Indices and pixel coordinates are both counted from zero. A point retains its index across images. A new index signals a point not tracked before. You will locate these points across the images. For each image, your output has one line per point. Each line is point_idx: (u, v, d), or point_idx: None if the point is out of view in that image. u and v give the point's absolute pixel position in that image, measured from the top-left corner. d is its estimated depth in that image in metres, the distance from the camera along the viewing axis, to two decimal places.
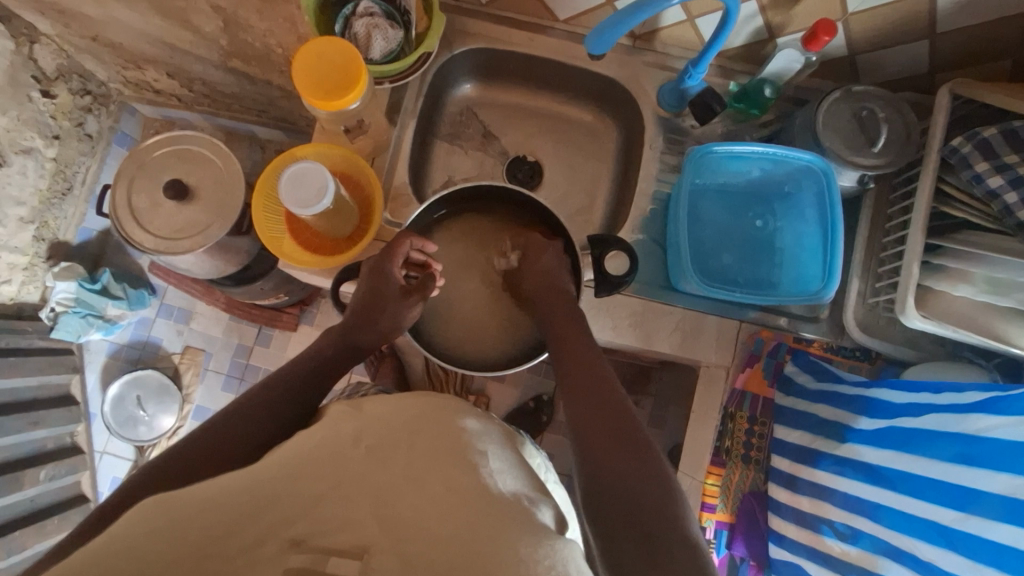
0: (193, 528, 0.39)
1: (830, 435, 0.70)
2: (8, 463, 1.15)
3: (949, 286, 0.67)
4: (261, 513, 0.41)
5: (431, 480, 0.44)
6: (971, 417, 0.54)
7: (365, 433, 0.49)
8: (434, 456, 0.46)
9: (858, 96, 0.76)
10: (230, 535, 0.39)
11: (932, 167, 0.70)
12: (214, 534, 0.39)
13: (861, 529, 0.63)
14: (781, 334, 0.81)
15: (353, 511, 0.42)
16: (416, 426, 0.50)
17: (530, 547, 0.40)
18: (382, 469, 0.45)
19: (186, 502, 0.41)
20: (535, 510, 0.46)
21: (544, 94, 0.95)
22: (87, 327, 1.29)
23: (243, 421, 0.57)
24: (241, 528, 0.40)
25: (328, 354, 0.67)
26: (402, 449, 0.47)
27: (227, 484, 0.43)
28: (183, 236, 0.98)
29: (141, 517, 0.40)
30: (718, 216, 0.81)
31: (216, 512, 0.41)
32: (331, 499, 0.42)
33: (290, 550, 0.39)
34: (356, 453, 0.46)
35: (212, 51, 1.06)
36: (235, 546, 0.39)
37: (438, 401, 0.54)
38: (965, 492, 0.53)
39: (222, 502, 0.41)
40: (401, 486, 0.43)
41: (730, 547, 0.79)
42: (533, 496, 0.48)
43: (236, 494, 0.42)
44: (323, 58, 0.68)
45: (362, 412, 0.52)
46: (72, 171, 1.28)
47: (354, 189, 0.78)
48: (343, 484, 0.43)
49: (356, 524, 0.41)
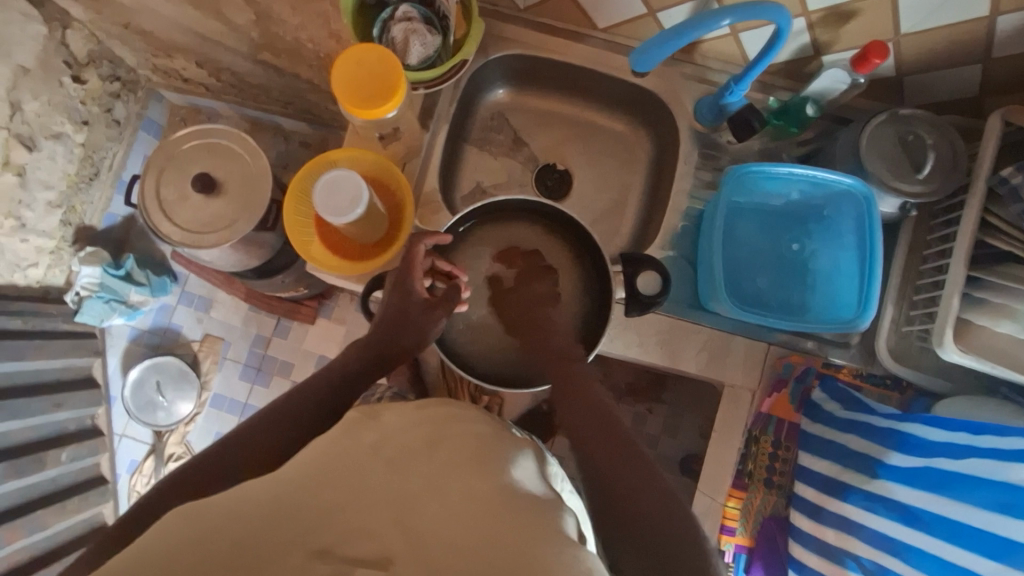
0: (221, 539, 0.39)
1: (860, 469, 0.68)
2: (31, 444, 1.18)
3: (992, 321, 0.66)
4: (282, 525, 0.40)
5: (450, 489, 0.44)
6: (1015, 467, 0.53)
7: (384, 445, 0.48)
8: (456, 464, 0.46)
9: (905, 120, 0.74)
10: (254, 545, 0.39)
11: (978, 196, 0.68)
12: (239, 545, 0.38)
13: (889, 567, 0.61)
14: (810, 359, 0.80)
15: (373, 519, 0.41)
16: (435, 436, 0.49)
17: (552, 553, 0.39)
18: (402, 482, 0.44)
19: (212, 510, 0.41)
20: (560, 519, 0.44)
21: (576, 101, 0.94)
22: (109, 311, 1.31)
23: (273, 430, 0.57)
24: (266, 536, 0.39)
25: (353, 369, 0.66)
26: (423, 457, 0.47)
27: (253, 491, 0.43)
28: (209, 230, 0.99)
29: (167, 529, 0.40)
30: (754, 237, 0.79)
31: (237, 523, 0.40)
32: (354, 507, 0.42)
33: (315, 560, 0.38)
34: (376, 464, 0.45)
35: (243, 43, 1.06)
36: (259, 556, 0.38)
37: (456, 414, 0.53)
38: (1004, 542, 0.52)
39: (240, 517, 0.41)
40: (421, 497, 0.43)
41: (747, 573, 0.78)
42: (556, 504, 0.47)
43: (258, 501, 0.42)
44: (362, 65, 0.67)
45: (377, 423, 0.51)
46: (99, 156, 1.29)
47: (385, 196, 0.77)
48: (365, 492, 0.43)
49: (378, 535, 0.40)
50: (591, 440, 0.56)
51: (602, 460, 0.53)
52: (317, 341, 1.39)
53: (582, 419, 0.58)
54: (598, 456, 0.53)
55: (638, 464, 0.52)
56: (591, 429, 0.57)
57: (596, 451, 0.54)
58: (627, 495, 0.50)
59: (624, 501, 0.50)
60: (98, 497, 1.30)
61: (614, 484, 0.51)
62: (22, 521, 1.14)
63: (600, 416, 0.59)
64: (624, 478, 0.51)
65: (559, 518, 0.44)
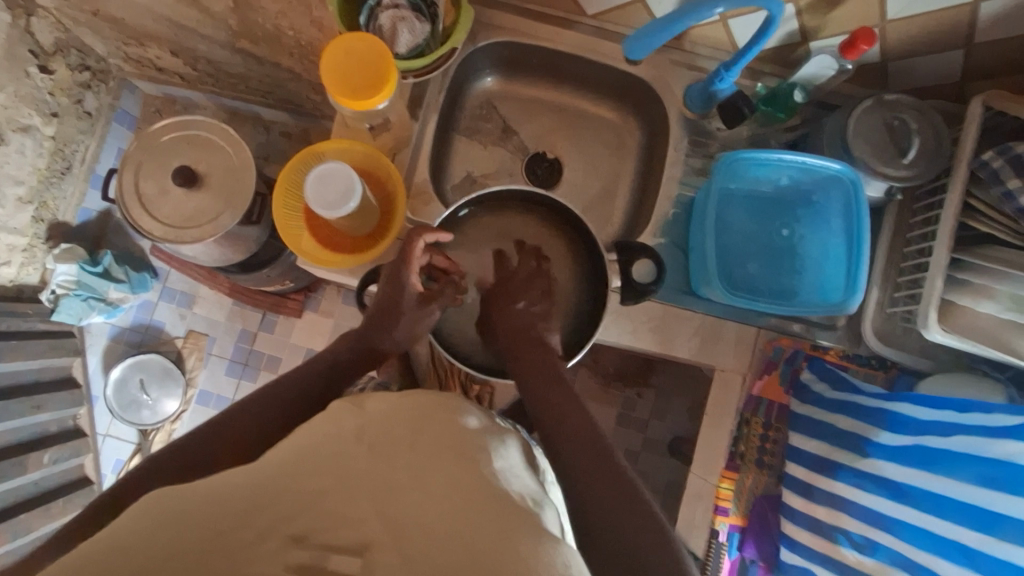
0: (198, 524, 0.38)
1: (849, 448, 0.70)
2: (12, 447, 1.14)
3: (973, 301, 0.68)
4: (263, 509, 0.40)
5: (431, 478, 0.43)
6: (1001, 442, 0.55)
7: (367, 429, 0.47)
8: (436, 451, 0.45)
9: (890, 105, 0.75)
10: (233, 530, 0.38)
11: (961, 179, 0.69)
12: (218, 529, 0.38)
13: (879, 540, 0.64)
14: (798, 341, 0.82)
15: (356, 508, 0.40)
16: (419, 421, 0.49)
17: (531, 548, 0.38)
18: (385, 467, 0.43)
19: (189, 494, 0.41)
20: (540, 514, 0.44)
21: (565, 88, 0.93)
22: (88, 310, 1.27)
23: (265, 413, 0.59)
24: (246, 521, 0.39)
25: (341, 359, 0.69)
26: (405, 446, 0.46)
27: (234, 479, 0.43)
28: (193, 225, 0.96)
29: (141, 516, 0.39)
30: (746, 222, 0.80)
31: (216, 508, 0.39)
32: (333, 495, 0.41)
33: (290, 546, 0.38)
34: (359, 450, 0.45)
35: (220, 30, 1.02)
36: (238, 540, 0.38)
37: (444, 399, 0.54)
38: (988, 513, 0.55)
39: (218, 503, 0.40)
40: (404, 485, 0.42)
41: (741, 550, 0.80)
42: (538, 497, 0.47)
43: (238, 485, 0.42)
44: (353, 54, 0.65)
45: (363, 408, 0.51)
46: (71, 149, 1.25)
47: (376, 187, 0.76)
48: (346, 480, 0.42)
49: (357, 522, 0.39)
50: (564, 441, 0.56)
51: (573, 464, 0.53)
52: (304, 335, 1.37)
53: (557, 418, 0.59)
54: (575, 459, 0.54)
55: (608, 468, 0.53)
56: (564, 432, 0.57)
57: (570, 453, 0.55)
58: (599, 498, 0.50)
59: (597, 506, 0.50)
60: (84, 498, 1.28)
61: (587, 490, 0.51)
62: (6, 526, 1.11)
63: (572, 417, 0.59)
64: (593, 482, 0.52)
65: (540, 511, 0.45)
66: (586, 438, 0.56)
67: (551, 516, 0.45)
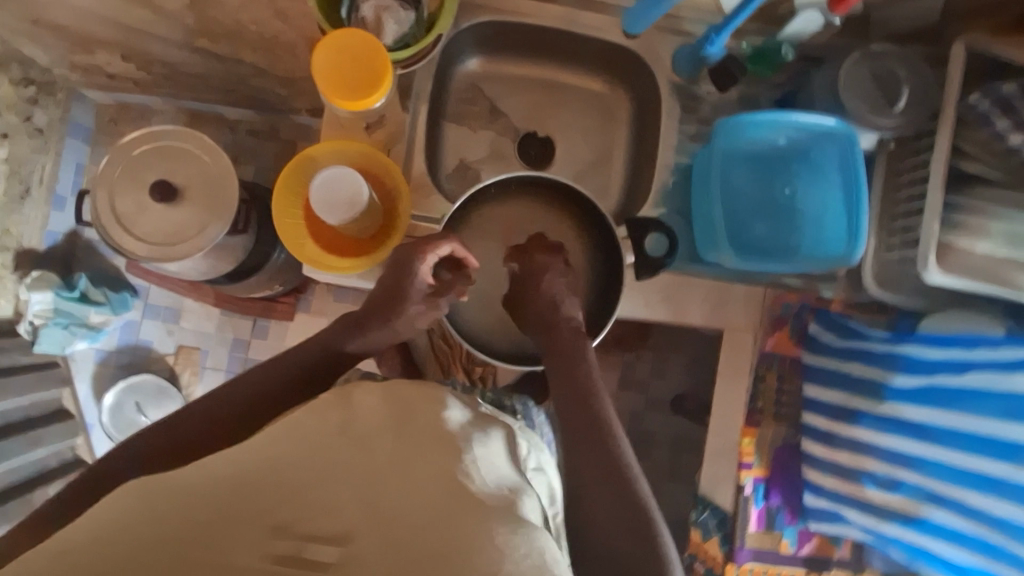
0: (177, 513, 0.36)
1: (866, 394, 0.73)
2: (15, 487, 1.11)
3: (970, 240, 0.70)
4: (245, 500, 0.38)
5: (416, 469, 0.42)
6: (1012, 376, 0.57)
7: (352, 421, 0.48)
8: (422, 443, 0.46)
9: (876, 57, 0.77)
10: (209, 523, 0.36)
11: (948, 122, 0.71)
12: (197, 519, 0.36)
13: (903, 479, 0.68)
14: (804, 295, 0.84)
15: (336, 496, 0.39)
16: (403, 415, 0.49)
17: (505, 534, 0.37)
18: (368, 456, 0.43)
19: (171, 484, 0.39)
20: (518, 501, 0.43)
21: (549, 63, 0.91)
22: (71, 336, 1.23)
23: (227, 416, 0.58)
24: (226, 512, 0.37)
25: (312, 359, 0.64)
26: (389, 437, 0.46)
27: (212, 474, 0.41)
28: (178, 241, 0.92)
29: (124, 505, 0.38)
30: (748, 185, 0.81)
31: (196, 499, 0.38)
32: (319, 486, 0.40)
33: (271, 536, 0.36)
34: (339, 440, 0.45)
35: (176, 30, 0.96)
36: (217, 530, 0.36)
37: (426, 389, 0.54)
38: (1008, 445, 0.58)
39: (195, 494, 0.38)
40: (388, 474, 0.42)
41: (766, 499, 0.84)
42: (519, 484, 0.47)
43: (219, 480, 0.40)
44: (345, 51, 0.62)
45: (349, 399, 0.51)
46: (27, 170, 1.16)
47: (377, 186, 0.73)
48: (330, 472, 0.41)
49: (336, 510, 0.38)
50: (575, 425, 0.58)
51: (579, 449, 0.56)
52: None
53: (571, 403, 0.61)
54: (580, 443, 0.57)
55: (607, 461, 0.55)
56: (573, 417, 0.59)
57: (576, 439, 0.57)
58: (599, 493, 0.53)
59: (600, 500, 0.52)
60: None
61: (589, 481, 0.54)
62: None
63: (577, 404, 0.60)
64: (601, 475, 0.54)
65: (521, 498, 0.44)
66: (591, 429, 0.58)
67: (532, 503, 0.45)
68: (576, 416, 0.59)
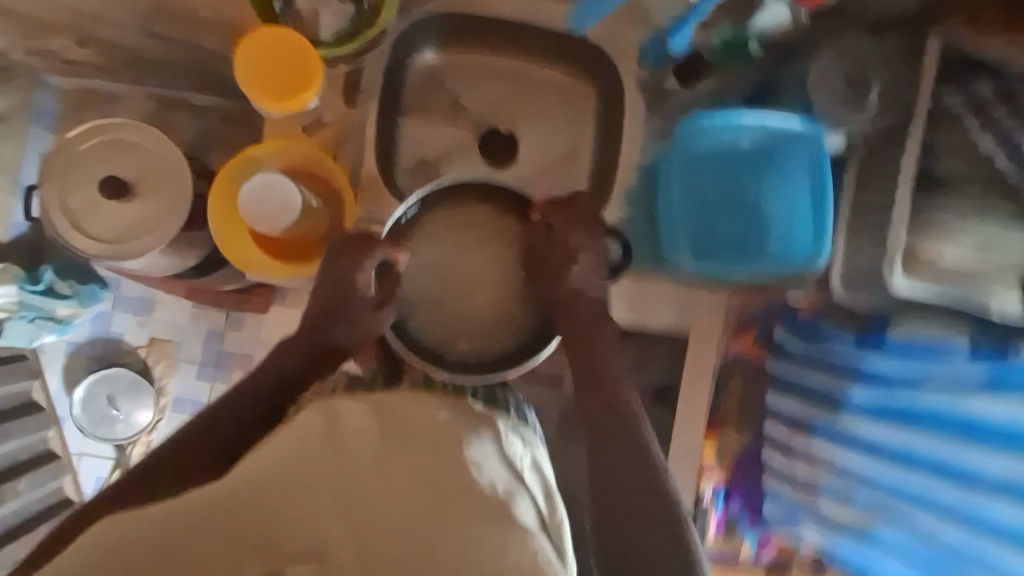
0: (150, 541, 0.42)
1: (825, 406, 0.72)
2: None
3: None
4: (214, 520, 0.44)
5: (402, 476, 0.47)
6: (968, 401, 0.56)
7: (336, 435, 0.49)
8: (421, 448, 0.50)
9: (848, 48, 0.73)
10: (185, 542, 0.43)
11: (920, 120, 0.66)
12: (165, 543, 0.42)
13: (857, 494, 0.69)
14: (773, 297, 0.82)
15: (313, 507, 0.45)
16: (393, 420, 0.52)
17: (498, 537, 0.44)
18: (350, 466, 0.47)
19: (152, 512, 0.44)
20: (512, 504, 0.48)
21: (513, 53, 0.88)
22: (37, 330, 1.18)
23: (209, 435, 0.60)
24: (200, 535, 0.43)
25: (292, 364, 0.66)
26: (374, 447, 0.49)
27: (195, 496, 0.45)
28: (133, 237, 0.90)
29: (104, 535, 0.43)
30: (711, 187, 0.77)
31: (165, 525, 0.43)
32: (293, 496, 0.45)
33: (252, 556, 0.43)
34: (323, 454, 0.48)
35: (127, 15, 0.92)
36: (198, 555, 0.42)
37: (422, 396, 0.57)
38: (958, 469, 0.57)
39: (167, 518, 0.43)
40: (370, 481, 0.46)
41: (725, 501, 0.88)
42: (512, 485, 0.50)
43: (197, 502, 0.45)
44: (266, 54, 0.63)
45: (333, 410, 0.52)
46: None
47: (323, 186, 0.72)
48: (303, 486, 0.46)
49: (314, 522, 0.44)
50: (599, 422, 0.62)
51: (606, 443, 0.60)
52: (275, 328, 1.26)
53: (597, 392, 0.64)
54: (602, 436, 0.61)
55: (631, 450, 0.60)
56: (596, 409, 0.63)
57: (608, 435, 0.61)
58: (624, 485, 0.58)
59: (618, 485, 0.58)
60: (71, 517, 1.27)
61: (615, 468, 0.59)
62: None
63: (598, 394, 0.64)
64: (620, 462, 0.59)
65: (513, 500, 0.48)
66: (612, 413, 0.62)
67: (526, 505, 0.49)
68: (593, 404, 0.63)
